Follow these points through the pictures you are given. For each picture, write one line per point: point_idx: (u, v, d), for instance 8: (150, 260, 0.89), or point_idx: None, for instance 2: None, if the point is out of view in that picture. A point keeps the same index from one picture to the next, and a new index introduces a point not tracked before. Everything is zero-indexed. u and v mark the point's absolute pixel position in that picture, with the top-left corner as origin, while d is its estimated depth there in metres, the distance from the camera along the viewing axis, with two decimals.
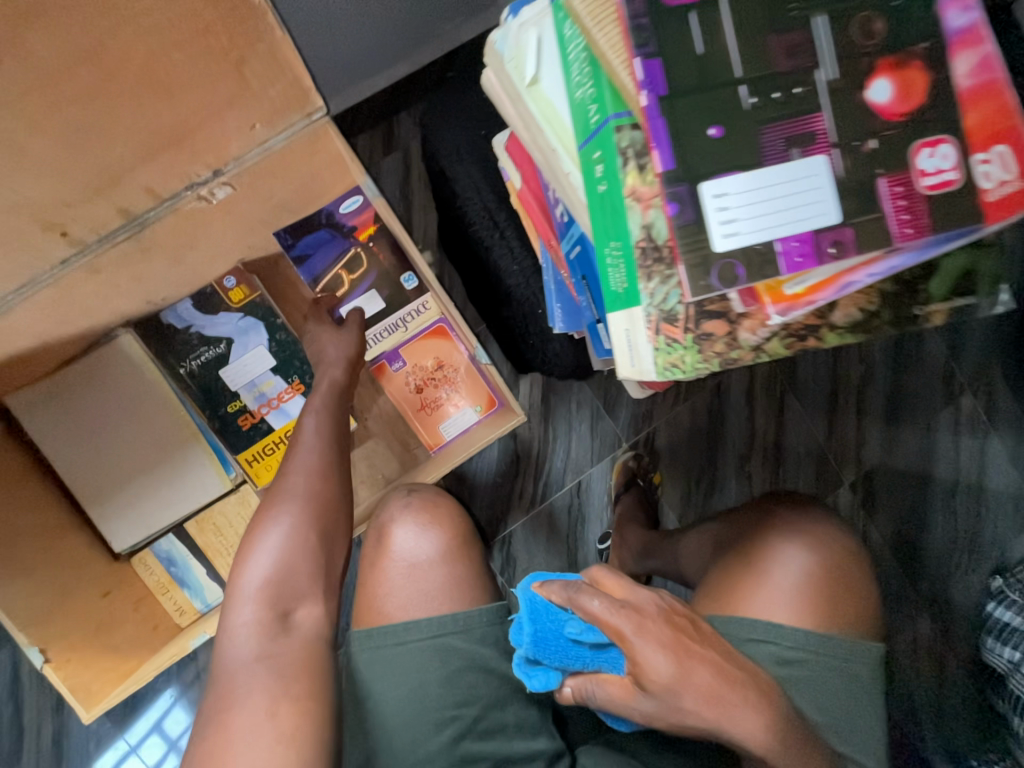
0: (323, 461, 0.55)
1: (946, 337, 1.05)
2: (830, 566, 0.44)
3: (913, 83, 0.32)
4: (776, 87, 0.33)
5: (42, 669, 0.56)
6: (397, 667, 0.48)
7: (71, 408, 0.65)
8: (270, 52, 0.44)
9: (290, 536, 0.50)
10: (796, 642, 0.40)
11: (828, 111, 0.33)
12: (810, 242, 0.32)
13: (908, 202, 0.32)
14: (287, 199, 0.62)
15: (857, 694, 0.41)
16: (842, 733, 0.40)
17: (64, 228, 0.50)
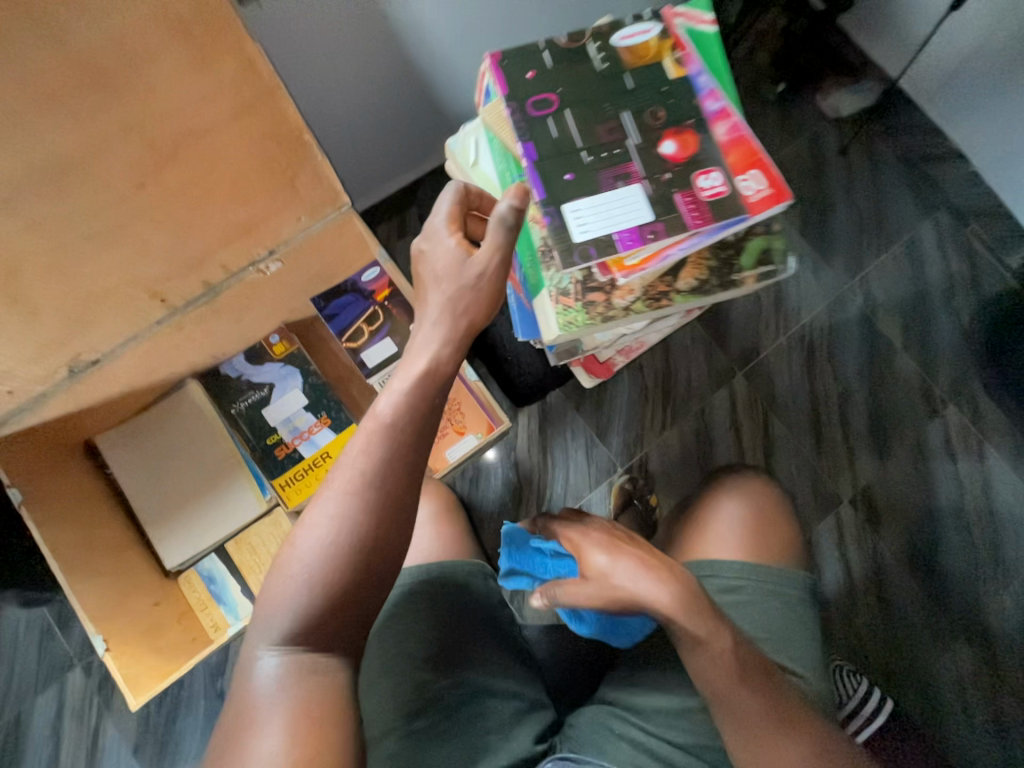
0: (380, 474, 0.41)
1: (915, 356, 1.13)
2: (760, 516, 0.60)
3: (687, 140, 0.49)
4: (605, 150, 0.49)
5: (101, 657, 0.64)
6: (396, 603, 0.58)
7: (144, 443, 0.80)
8: (312, 164, 0.65)
9: (339, 546, 0.40)
10: (734, 572, 0.56)
11: (638, 160, 0.48)
12: (637, 232, 0.47)
13: (695, 205, 0.47)
14: (322, 270, 0.81)
15: (790, 616, 0.55)
16: (780, 646, 0.54)
17: (164, 295, 0.67)
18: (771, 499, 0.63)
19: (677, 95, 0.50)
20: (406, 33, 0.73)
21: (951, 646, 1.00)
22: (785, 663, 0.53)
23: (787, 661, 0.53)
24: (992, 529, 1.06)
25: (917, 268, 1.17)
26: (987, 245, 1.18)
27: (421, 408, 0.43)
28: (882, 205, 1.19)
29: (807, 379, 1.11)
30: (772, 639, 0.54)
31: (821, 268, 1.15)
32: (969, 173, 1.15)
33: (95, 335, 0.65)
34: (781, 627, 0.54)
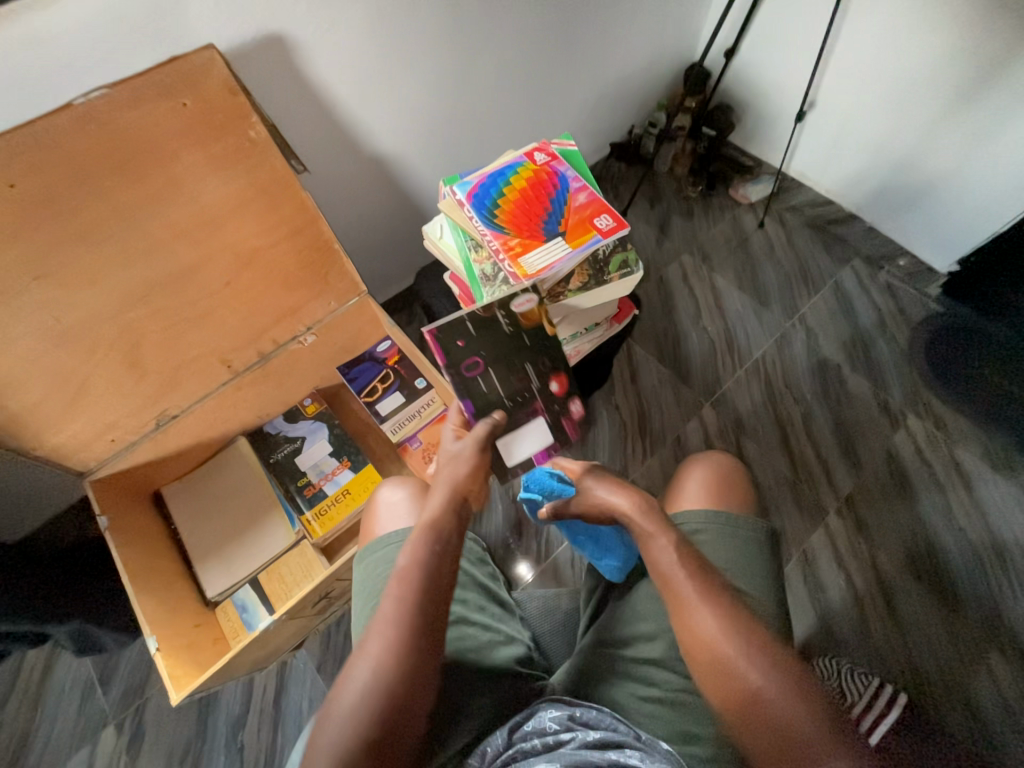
0: (415, 611, 0.48)
1: (864, 375, 1.27)
2: (716, 473, 0.71)
3: (564, 384, 0.74)
4: (510, 364, 0.70)
5: (151, 654, 0.72)
6: (381, 562, 0.66)
7: (198, 489, 0.98)
8: (338, 266, 0.91)
9: (381, 678, 0.44)
10: (700, 516, 0.65)
11: (536, 398, 0.73)
12: (545, 453, 0.74)
13: (570, 423, 0.76)
14: (346, 343, 1.06)
15: (749, 551, 0.64)
16: (739, 575, 0.62)
17: (229, 361, 0.90)
18: (733, 464, 0.73)
19: (554, 349, 0.72)
20: (406, 180, 1.07)
21: (984, 660, 0.97)
22: (743, 586, 0.61)
23: (745, 586, 0.61)
24: (987, 527, 1.09)
25: (846, 304, 1.36)
26: (900, 281, 1.39)
27: (441, 545, 0.53)
28: (802, 260, 1.43)
29: (769, 404, 1.24)
30: (729, 566, 0.62)
31: (762, 312, 1.36)
32: (866, 229, 1.41)
33: (180, 393, 0.88)
34: (738, 559, 0.63)
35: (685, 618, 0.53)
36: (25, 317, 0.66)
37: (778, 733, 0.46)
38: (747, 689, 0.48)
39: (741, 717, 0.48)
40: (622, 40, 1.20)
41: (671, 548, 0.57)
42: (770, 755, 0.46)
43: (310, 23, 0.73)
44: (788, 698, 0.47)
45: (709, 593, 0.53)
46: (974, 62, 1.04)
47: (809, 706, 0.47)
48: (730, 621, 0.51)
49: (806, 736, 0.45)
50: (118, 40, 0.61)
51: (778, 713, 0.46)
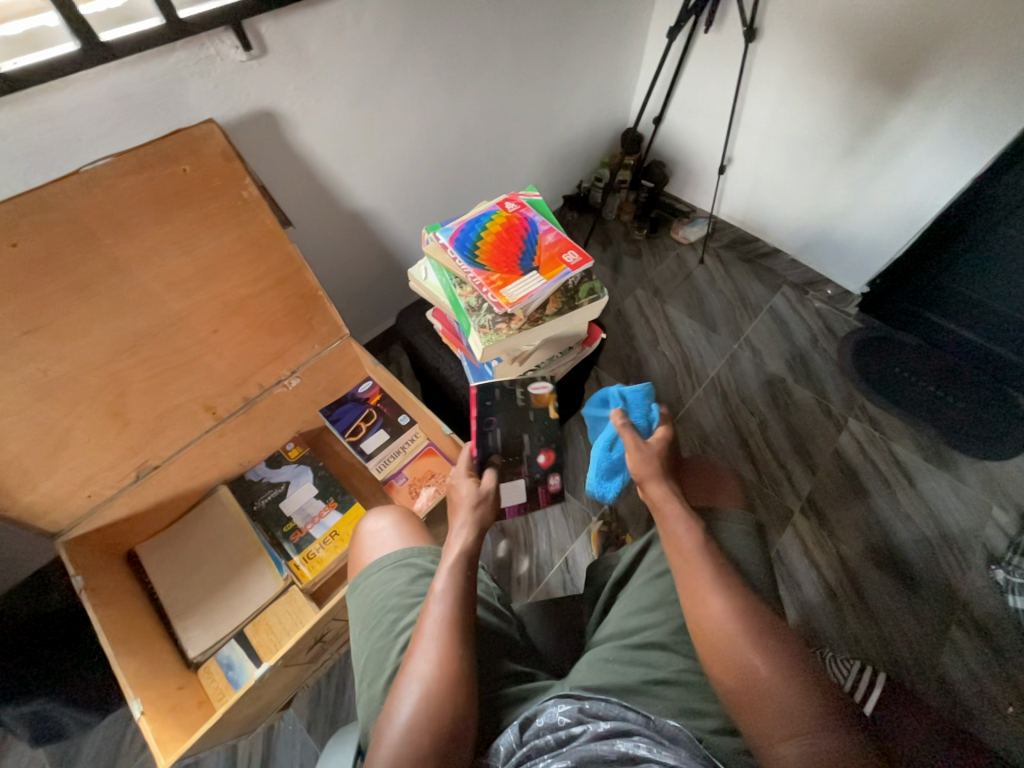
0: (456, 629, 0.52)
1: (806, 385, 1.42)
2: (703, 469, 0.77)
3: (551, 457, 0.81)
4: (507, 436, 0.78)
5: (136, 719, 0.69)
6: (378, 585, 0.65)
7: (176, 543, 0.94)
8: (322, 310, 0.96)
9: (430, 698, 0.47)
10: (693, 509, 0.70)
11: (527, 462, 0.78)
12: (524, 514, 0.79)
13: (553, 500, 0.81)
14: (329, 385, 1.08)
15: (742, 537, 0.67)
16: (737, 558, 0.64)
17: (214, 407, 0.91)
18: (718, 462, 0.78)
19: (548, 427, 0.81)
20: (383, 232, 1.16)
21: (948, 638, 1.06)
22: (741, 568, 0.63)
23: (743, 568, 0.63)
24: (930, 514, 1.20)
25: (783, 325, 1.54)
26: (824, 303, 1.58)
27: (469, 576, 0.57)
28: (740, 289, 1.61)
29: (728, 417, 1.35)
30: (728, 551, 0.65)
31: (712, 336, 1.50)
32: (790, 261, 1.62)
33: (162, 443, 0.87)
34: (735, 544, 0.66)
35: (696, 599, 0.56)
36: (11, 371, 0.66)
37: (773, 705, 0.48)
38: (746, 665, 0.50)
39: (742, 690, 0.50)
40: (566, 111, 1.39)
41: (699, 534, 0.60)
42: (765, 725, 0.48)
43: (298, 100, 0.82)
44: (785, 677, 0.50)
45: (725, 581, 0.56)
46: (849, 125, 1.27)
47: (807, 688, 0.49)
48: (740, 607, 0.54)
49: (801, 711, 0.48)
50: (125, 116, 0.67)
51: (775, 690, 0.49)
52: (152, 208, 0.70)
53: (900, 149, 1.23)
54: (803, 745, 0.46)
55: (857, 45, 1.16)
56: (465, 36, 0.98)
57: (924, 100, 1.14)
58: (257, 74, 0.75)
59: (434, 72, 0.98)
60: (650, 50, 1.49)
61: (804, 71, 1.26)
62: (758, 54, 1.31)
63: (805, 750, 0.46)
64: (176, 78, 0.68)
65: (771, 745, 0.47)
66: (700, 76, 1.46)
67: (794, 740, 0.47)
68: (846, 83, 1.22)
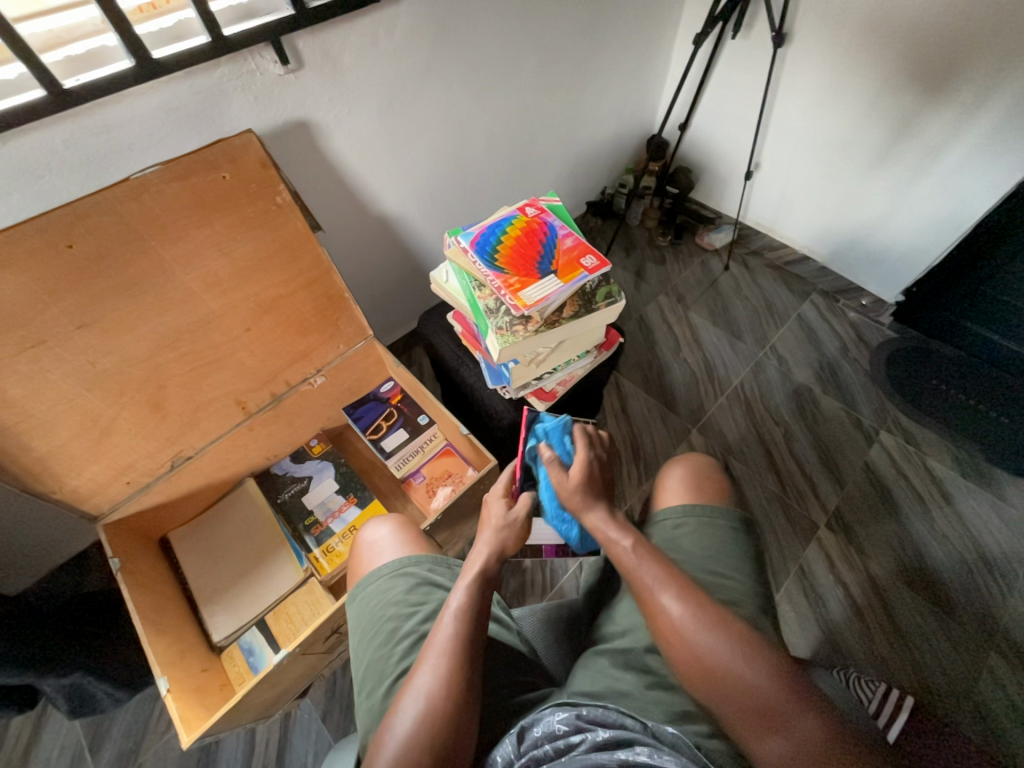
0: (465, 651, 0.52)
1: (835, 396, 1.37)
2: (699, 467, 0.76)
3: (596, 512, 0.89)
4: None
5: (163, 696, 0.72)
6: (376, 595, 0.66)
7: (205, 532, 0.99)
8: (348, 312, 1.00)
9: (431, 712, 0.47)
10: (677, 511, 0.71)
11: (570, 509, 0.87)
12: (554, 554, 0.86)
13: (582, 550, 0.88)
14: (352, 384, 1.11)
15: (726, 539, 0.68)
16: (716, 560, 0.65)
17: (244, 403, 0.95)
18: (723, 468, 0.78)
19: None
20: (409, 236, 1.19)
21: (985, 664, 1.00)
22: (719, 570, 0.64)
23: (722, 570, 0.64)
24: (968, 535, 1.14)
25: (811, 334, 1.49)
26: (857, 312, 1.53)
27: (483, 598, 0.57)
28: (767, 296, 1.57)
29: (752, 427, 1.32)
30: (708, 554, 0.66)
31: (736, 343, 1.47)
32: (820, 268, 1.57)
33: (196, 434, 0.92)
34: (717, 546, 0.67)
35: (650, 608, 0.55)
36: (64, 362, 0.72)
37: (745, 702, 0.48)
38: (711, 666, 0.49)
39: (715, 693, 0.49)
40: (591, 117, 1.40)
41: (632, 547, 0.59)
42: (743, 724, 0.48)
43: (332, 111, 0.86)
44: (748, 664, 0.49)
45: (668, 581, 0.55)
46: (884, 129, 1.24)
47: (765, 670, 0.49)
48: (690, 603, 0.53)
49: (768, 699, 0.47)
50: (173, 126, 0.72)
51: (746, 683, 0.48)
52: (194, 212, 0.75)
53: (939, 153, 1.18)
54: (781, 736, 0.46)
55: (895, 46, 1.13)
56: (493, 47, 1.01)
57: (965, 101, 1.10)
58: (294, 86, 0.79)
59: (462, 81, 1.01)
60: (678, 57, 1.49)
61: (837, 74, 1.24)
62: (788, 58, 1.29)
63: (788, 745, 0.46)
64: (220, 91, 0.73)
65: (753, 743, 0.47)
66: (728, 81, 1.44)
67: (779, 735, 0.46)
68: (882, 86, 1.19)
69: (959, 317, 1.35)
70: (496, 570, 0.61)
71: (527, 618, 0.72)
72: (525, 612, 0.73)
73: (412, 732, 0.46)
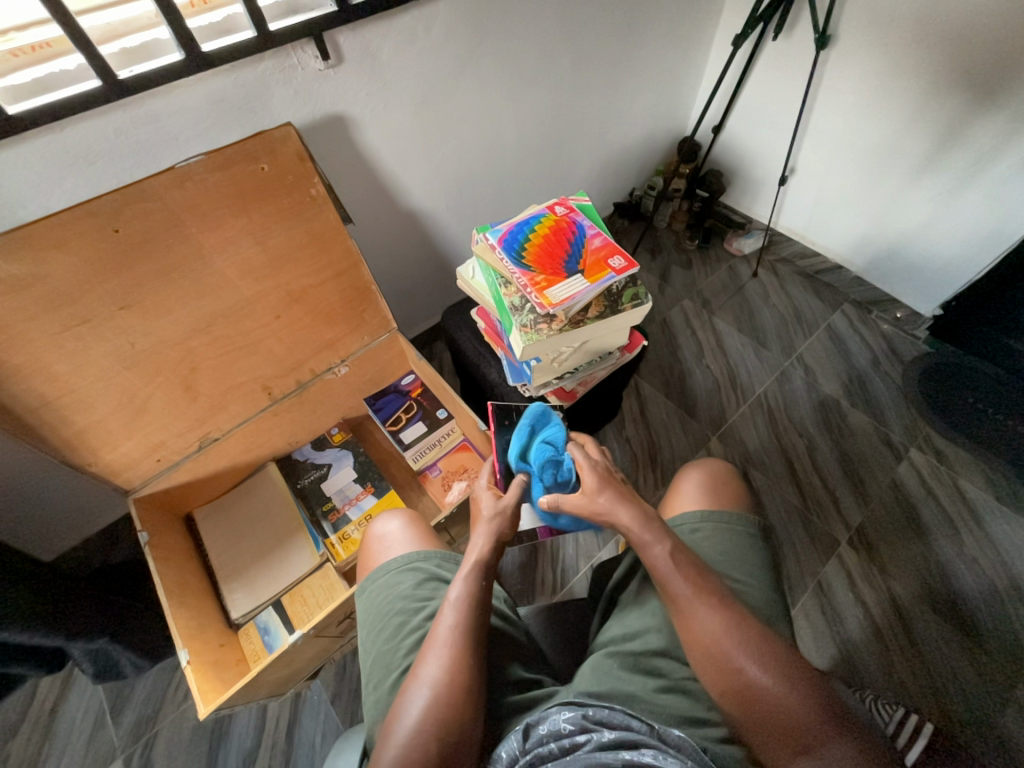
0: (467, 642, 0.52)
1: (863, 410, 1.33)
2: (718, 473, 0.75)
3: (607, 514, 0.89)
4: None
5: (183, 667, 0.75)
6: (385, 588, 0.67)
7: (228, 512, 1.02)
8: (375, 304, 1.01)
9: (437, 704, 0.48)
10: (693, 516, 0.69)
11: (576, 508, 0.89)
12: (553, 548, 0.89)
13: None
14: (374, 375, 1.13)
15: (741, 545, 0.66)
16: (731, 565, 0.64)
17: (270, 388, 0.98)
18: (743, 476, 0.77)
19: None
20: (436, 232, 1.21)
21: (1013, 697, 0.96)
22: (733, 574, 0.63)
23: (736, 575, 0.63)
24: (1000, 560, 1.09)
25: (841, 345, 1.45)
26: (891, 325, 1.49)
27: (481, 589, 0.57)
28: (796, 305, 1.54)
29: (774, 438, 1.29)
30: (723, 559, 0.65)
31: (761, 352, 1.44)
32: (853, 279, 1.53)
33: (224, 417, 0.95)
34: (733, 551, 0.66)
35: (684, 618, 0.54)
36: (105, 342, 0.75)
37: (778, 721, 0.47)
38: (745, 680, 0.49)
39: (745, 708, 0.49)
40: (623, 117, 1.39)
41: (667, 552, 0.56)
42: (775, 742, 0.47)
43: (367, 106, 0.88)
44: (782, 683, 0.48)
45: (705, 592, 0.54)
46: (929, 136, 1.19)
47: (801, 691, 0.48)
48: (727, 616, 0.52)
49: (803, 719, 0.47)
50: (217, 118, 0.75)
51: (780, 702, 0.48)
52: (233, 202, 0.77)
53: (988, 162, 1.13)
54: (814, 758, 0.46)
55: (945, 50, 1.08)
56: (528, 45, 1.01)
57: (1018, 109, 1.05)
58: (333, 81, 0.81)
59: (496, 80, 1.01)
60: (714, 58, 1.46)
61: (881, 78, 1.20)
62: (830, 61, 1.25)
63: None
64: (263, 85, 0.75)
65: (783, 762, 0.47)
66: (766, 83, 1.41)
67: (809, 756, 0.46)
68: (929, 91, 1.15)
69: (1001, 334, 1.30)
70: (493, 558, 0.62)
71: (532, 616, 0.73)
72: (532, 611, 0.74)
73: (418, 724, 0.46)
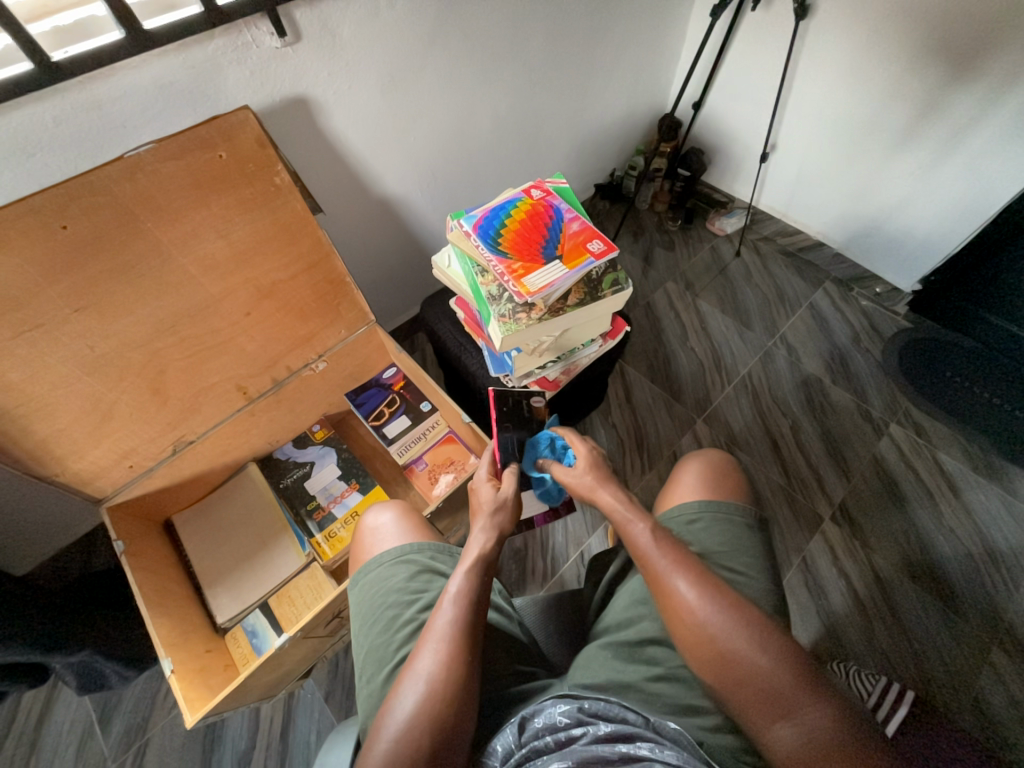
0: (466, 634, 0.52)
1: (845, 387, 1.34)
2: (716, 464, 0.75)
3: None
4: None
5: (167, 677, 0.73)
6: (379, 581, 0.66)
7: (208, 515, 0.99)
8: (350, 296, 0.98)
9: (434, 698, 0.47)
10: (694, 506, 0.69)
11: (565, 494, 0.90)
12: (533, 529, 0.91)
13: None
14: (354, 371, 1.10)
15: (739, 535, 0.67)
16: (730, 554, 0.64)
17: (246, 387, 0.95)
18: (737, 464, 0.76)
19: None
20: (412, 218, 1.17)
21: (987, 660, 0.99)
22: (733, 567, 0.63)
23: (735, 565, 0.63)
24: (976, 530, 1.12)
25: (823, 322, 1.46)
26: (871, 300, 1.50)
27: (484, 584, 0.57)
28: (779, 284, 1.54)
29: (759, 417, 1.30)
30: (729, 550, 0.65)
31: (745, 331, 1.44)
32: (834, 255, 1.53)
33: (197, 419, 0.91)
34: (729, 540, 0.66)
35: (665, 592, 0.54)
36: (63, 345, 0.71)
37: (759, 688, 0.47)
38: (733, 661, 0.49)
39: (726, 678, 0.49)
40: (600, 95, 1.35)
41: (649, 531, 0.58)
42: (753, 709, 0.47)
43: (331, 86, 0.83)
44: (757, 648, 0.49)
45: (686, 567, 0.55)
46: (907, 108, 1.18)
47: (786, 659, 0.48)
48: (704, 590, 0.53)
49: (779, 687, 0.47)
50: (167, 102, 0.70)
51: (764, 670, 0.48)
52: (192, 192, 0.72)
53: (965, 134, 1.13)
54: (792, 723, 0.46)
55: (921, 21, 1.07)
56: (498, 22, 0.96)
57: (995, 80, 1.04)
58: (292, 61, 0.76)
59: (466, 58, 0.97)
60: (692, 31, 1.43)
61: (858, 51, 1.18)
62: (809, 33, 1.22)
63: (799, 733, 0.45)
64: (216, 65, 0.70)
65: (763, 728, 0.47)
66: (745, 56, 1.38)
67: (787, 721, 0.46)
68: (907, 64, 1.13)
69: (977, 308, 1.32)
70: (496, 555, 0.61)
71: (529, 608, 0.72)
72: (526, 602, 0.73)
73: (414, 718, 0.45)
